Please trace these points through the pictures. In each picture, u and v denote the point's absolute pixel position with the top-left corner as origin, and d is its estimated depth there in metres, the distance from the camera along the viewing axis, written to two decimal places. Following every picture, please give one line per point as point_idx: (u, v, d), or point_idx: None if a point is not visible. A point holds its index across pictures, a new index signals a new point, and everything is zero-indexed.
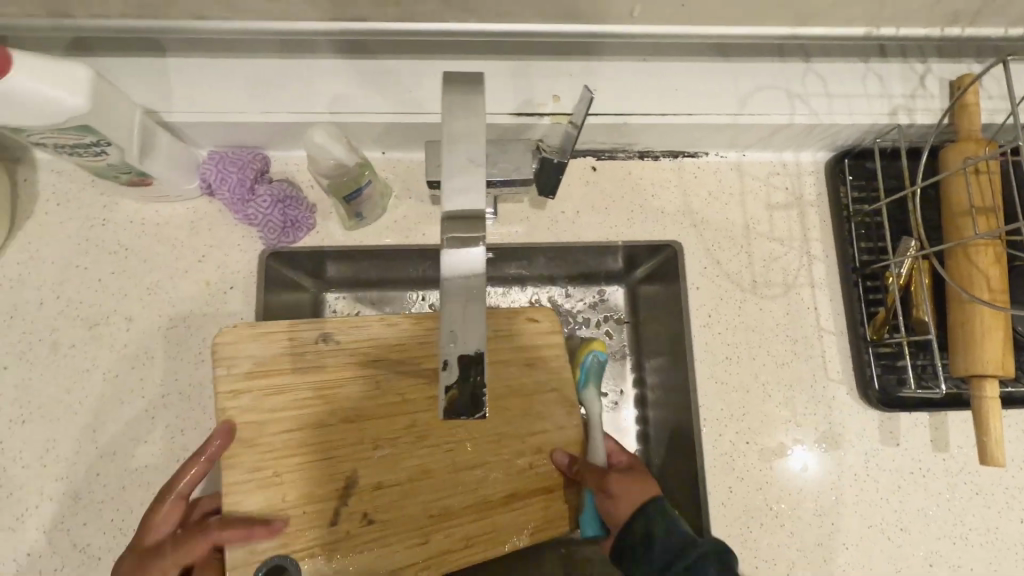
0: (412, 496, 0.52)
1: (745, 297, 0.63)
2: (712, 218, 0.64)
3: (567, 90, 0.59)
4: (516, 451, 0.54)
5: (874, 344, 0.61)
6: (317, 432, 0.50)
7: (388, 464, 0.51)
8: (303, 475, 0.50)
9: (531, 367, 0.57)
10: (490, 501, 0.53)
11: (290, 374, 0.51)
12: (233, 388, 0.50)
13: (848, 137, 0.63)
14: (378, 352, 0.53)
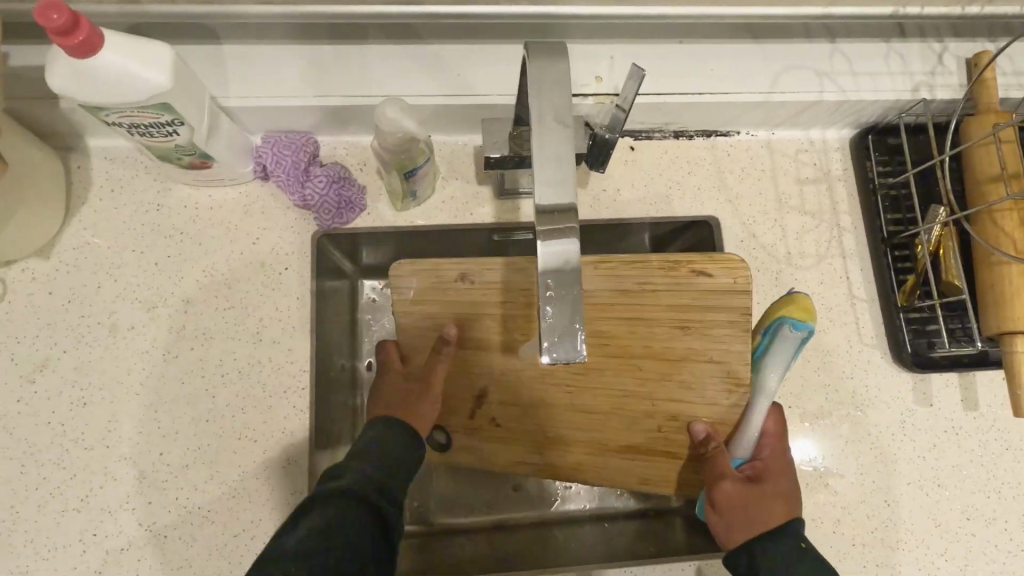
0: (536, 414, 0.57)
1: (780, 268, 0.66)
2: (745, 193, 0.67)
3: (609, 71, 0.62)
4: (649, 404, 0.55)
5: (905, 308, 0.64)
6: (462, 353, 0.56)
7: (520, 388, 0.56)
8: (446, 383, 0.57)
9: (677, 328, 0.53)
10: (607, 442, 0.57)
11: (440, 304, 0.55)
12: (394, 309, 0.56)
13: (873, 113, 0.67)
14: (513, 298, 0.54)
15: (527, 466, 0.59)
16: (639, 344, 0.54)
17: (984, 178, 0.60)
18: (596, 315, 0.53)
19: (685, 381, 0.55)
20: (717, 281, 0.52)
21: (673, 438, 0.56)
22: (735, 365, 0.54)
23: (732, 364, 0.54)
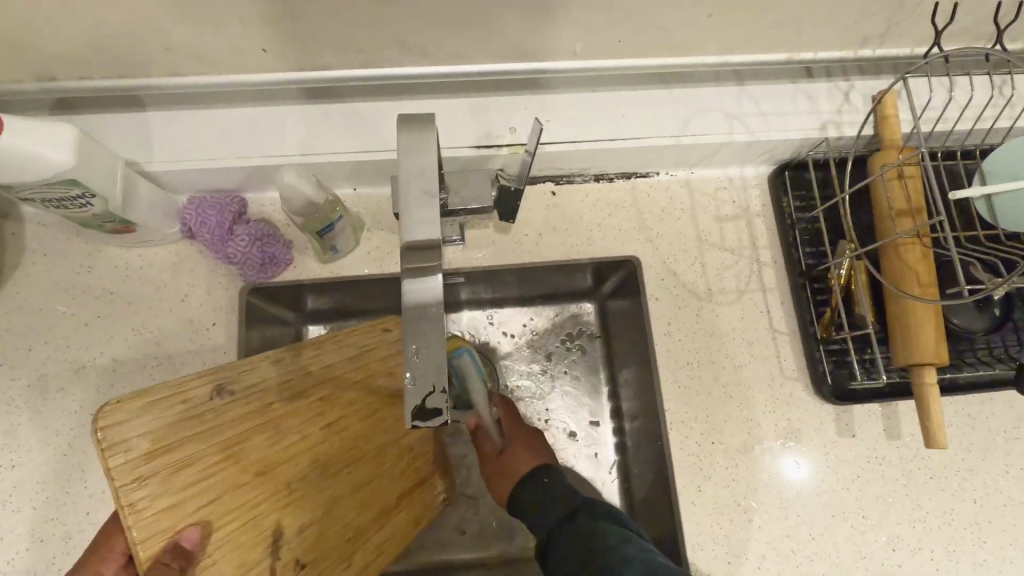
0: (331, 524, 0.52)
1: (701, 305, 0.67)
2: (665, 233, 0.69)
3: (522, 122, 0.64)
4: (393, 455, 0.58)
5: (823, 342, 0.65)
6: (237, 494, 0.47)
7: (307, 503, 0.51)
8: (232, 544, 0.46)
9: (365, 381, 0.58)
10: (388, 505, 0.57)
11: (189, 442, 0.45)
12: (131, 477, 0.42)
13: (785, 151, 0.69)
14: (270, 395, 0.51)
15: None
16: (339, 407, 0.55)
17: (887, 213, 0.61)
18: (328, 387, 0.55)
19: (388, 422, 0.59)
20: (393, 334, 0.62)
21: (417, 471, 0.60)
22: (374, 397, 0.58)
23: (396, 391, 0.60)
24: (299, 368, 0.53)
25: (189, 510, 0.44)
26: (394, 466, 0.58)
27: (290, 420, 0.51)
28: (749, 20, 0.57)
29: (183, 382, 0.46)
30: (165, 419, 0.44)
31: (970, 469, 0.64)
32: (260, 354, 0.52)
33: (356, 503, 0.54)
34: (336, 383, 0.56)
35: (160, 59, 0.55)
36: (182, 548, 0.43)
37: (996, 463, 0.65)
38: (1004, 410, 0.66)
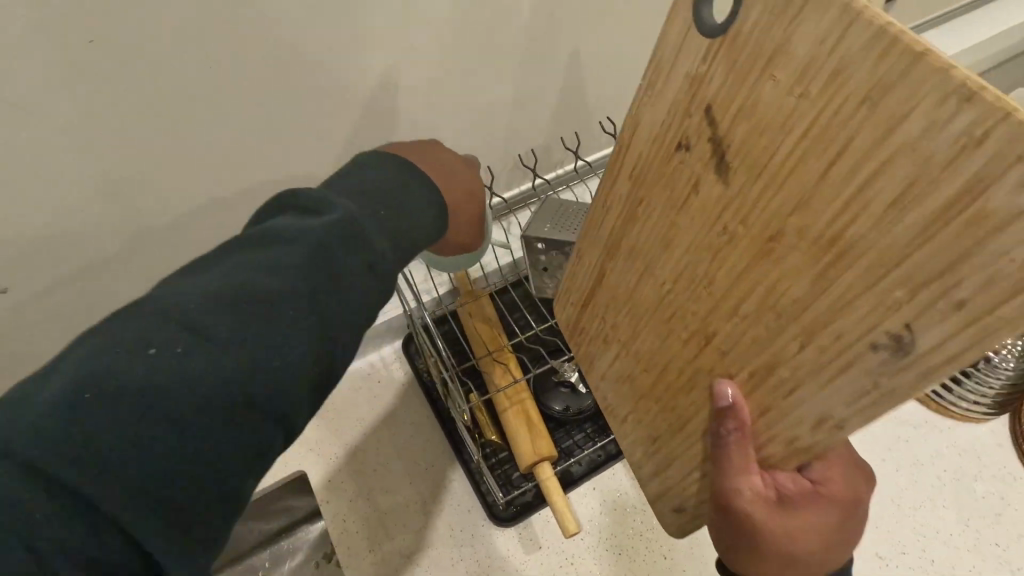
0: (722, 335, 0.37)
1: (371, 488, 0.72)
2: (323, 437, 0.75)
3: None
4: (710, 290, 0.37)
5: (476, 474, 0.70)
6: (657, 308, 0.41)
7: (687, 269, 0.38)
8: (690, 300, 0.38)
9: (721, 310, 0.36)
10: (708, 292, 0.37)
11: (702, 298, 0.37)
12: (728, 314, 0.36)
13: (400, 326, 0.80)
14: (711, 261, 0.36)
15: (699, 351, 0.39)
16: (685, 327, 0.40)
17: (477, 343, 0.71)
18: (733, 276, 0.35)
19: (685, 311, 0.39)
20: (732, 333, 0.36)
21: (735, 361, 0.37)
22: (694, 295, 0.38)
23: (695, 281, 0.37)
24: (673, 331, 0.41)
25: (651, 283, 0.41)
26: (695, 291, 0.38)
27: (683, 257, 0.38)
28: None
29: (614, 293, 0.46)
30: (685, 296, 0.39)
31: (651, 528, 0.69)
32: (733, 312, 0.36)
33: (727, 298, 0.36)
34: (753, 277, 0.33)
35: None
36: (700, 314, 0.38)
37: None
38: None
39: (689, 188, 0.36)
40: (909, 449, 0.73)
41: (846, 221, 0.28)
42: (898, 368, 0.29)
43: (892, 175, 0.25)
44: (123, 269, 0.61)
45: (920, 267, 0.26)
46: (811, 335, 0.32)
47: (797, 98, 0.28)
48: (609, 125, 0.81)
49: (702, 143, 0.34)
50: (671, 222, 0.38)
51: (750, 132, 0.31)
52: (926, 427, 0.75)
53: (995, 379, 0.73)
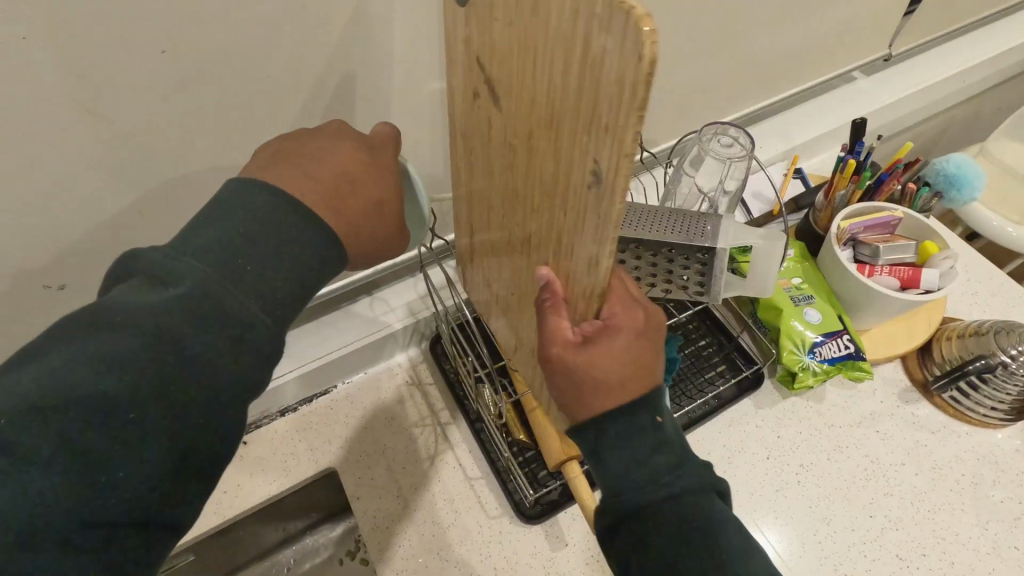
0: (534, 216, 0.46)
1: (400, 485, 0.74)
2: (353, 436, 0.77)
3: None
4: (536, 205, 0.45)
5: (504, 473, 0.72)
6: (515, 235, 0.50)
7: (523, 192, 0.46)
8: (524, 216, 0.47)
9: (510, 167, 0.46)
10: (535, 208, 0.45)
11: (534, 219, 0.46)
12: (524, 183, 0.45)
13: (427, 328, 0.82)
14: (531, 180, 0.44)
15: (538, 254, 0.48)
16: (534, 245, 0.48)
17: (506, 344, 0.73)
18: (535, 178, 0.43)
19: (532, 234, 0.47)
20: (553, 245, 0.44)
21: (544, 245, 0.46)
22: (530, 219, 0.46)
23: (529, 206, 0.46)
24: (528, 254, 0.49)
25: (510, 215, 0.50)
26: (530, 214, 0.46)
27: (520, 185, 0.46)
28: None
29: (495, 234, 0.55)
30: (527, 222, 0.47)
31: None
32: (549, 222, 0.44)
33: (530, 184, 0.44)
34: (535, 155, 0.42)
35: None
36: (540, 239, 0.46)
37: None
38: None
39: (483, 82, 0.45)
40: (927, 454, 0.75)
41: (587, 125, 0.34)
42: (603, 202, 0.35)
43: (596, 88, 0.32)
44: None
45: (607, 154, 0.33)
46: (583, 226, 0.39)
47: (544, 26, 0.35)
48: None
49: (482, 83, 0.46)
50: (488, 110, 0.47)
51: (518, 31, 0.38)
52: (943, 433, 0.77)
53: (1012, 386, 0.72)
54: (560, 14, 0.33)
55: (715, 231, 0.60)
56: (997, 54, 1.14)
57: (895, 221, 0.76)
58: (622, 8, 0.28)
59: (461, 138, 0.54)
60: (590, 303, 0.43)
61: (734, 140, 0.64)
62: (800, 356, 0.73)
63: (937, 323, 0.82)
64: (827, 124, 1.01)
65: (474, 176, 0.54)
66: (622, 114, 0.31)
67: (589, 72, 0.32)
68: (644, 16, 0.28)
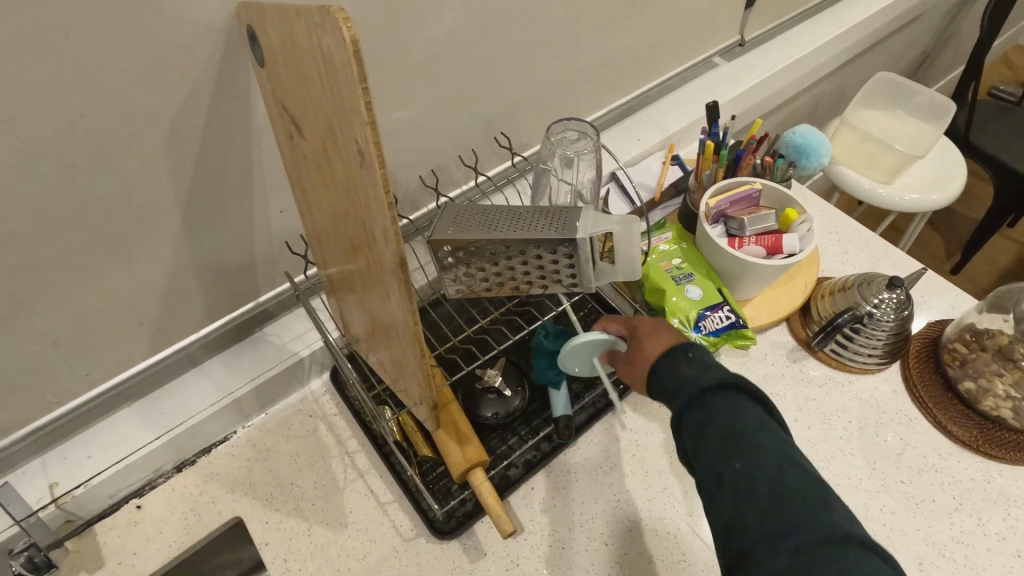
0: (346, 223, 0.49)
1: (310, 524, 0.71)
2: (258, 479, 0.74)
3: (62, 473, 0.69)
4: (343, 214, 0.48)
5: (416, 492, 0.71)
6: (344, 249, 0.53)
7: (333, 205, 0.49)
8: (341, 224, 0.50)
9: (321, 182, 0.50)
10: (344, 217, 0.48)
11: (348, 226, 0.49)
12: (332, 196, 0.48)
13: (325, 358, 0.81)
14: (334, 191, 0.47)
15: (360, 259, 0.51)
16: (355, 251, 0.51)
17: None
18: (335, 186, 0.46)
19: (351, 241, 0.50)
20: (364, 245, 0.48)
21: (362, 250, 0.49)
22: (346, 227, 0.50)
23: (341, 215, 0.49)
24: (357, 264, 0.52)
25: (335, 230, 0.53)
26: (344, 222, 0.49)
27: (330, 200, 0.49)
28: (191, 305, 0.71)
29: (334, 254, 0.57)
30: (345, 232, 0.50)
31: (592, 519, 0.70)
32: (356, 228, 0.47)
33: (335, 195, 0.48)
34: (329, 164, 0.46)
35: None
36: (358, 244, 0.49)
37: (606, 496, 0.72)
38: (591, 451, 0.75)
39: (283, 114, 0.50)
40: (817, 407, 0.79)
41: (342, 119, 0.39)
42: (369, 182, 0.39)
43: (335, 82, 0.37)
44: (16, 326, 0.59)
45: (358, 139, 0.38)
46: (369, 215, 0.42)
47: (296, 53, 0.41)
48: (503, 139, 0.88)
49: (283, 118, 0.50)
50: (293, 140, 0.51)
51: (285, 60, 0.43)
52: (830, 386, 0.81)
53: (882, 332, 0.78)
54: (300, 31, 0.38)
55: (576, 222, 0.62)
56: (843, 31, 1.22)
57: (756, 192, 0.81)
58: (320, 7, 0.34)
59: (289, 172, 0.56)
60: (398, 286, 0.44)
61: (580, 135, 0.68)
62: (687, 332, 0.76)
63: (812, 283, 0.87)
64: (697, 110, 1.06)
65: (305, 203, 0.57)
66: (354, 98, 0.35)
67: (327, 68, 0.37)
68: (339, 10, 0.34)
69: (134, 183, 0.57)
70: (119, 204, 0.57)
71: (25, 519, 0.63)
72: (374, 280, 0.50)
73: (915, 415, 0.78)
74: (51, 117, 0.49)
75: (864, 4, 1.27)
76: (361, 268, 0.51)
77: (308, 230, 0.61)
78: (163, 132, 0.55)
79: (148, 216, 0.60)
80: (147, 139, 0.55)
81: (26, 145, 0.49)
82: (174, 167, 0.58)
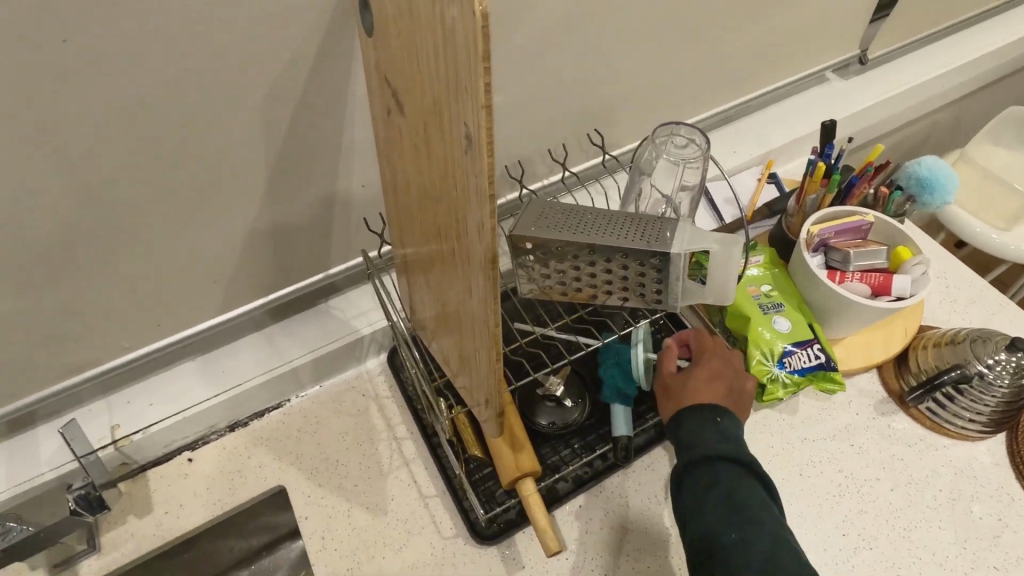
0: (435, 207, 0.46)
1: (351, 506, 0.70)
2: (306, 451, 0.74)
3: (124, 417, 0.70)
4: (434, 197, 0.46)
5: (461, 491, 0.68)
6: (427, 232, 0.51)
7: (425, 187, 0.47)
8: (429, 208, 0.48)
9: (414, 161, 0.47)
10: (434, 200, 0.46)
11: (436, 210, 0.46)
12: (425, 177, 0.46)
13: (385, 339, 0.79)
14: (428, 172, 0.45)
15: (444, 246, 0.48)
16: (439, 237, 0.48)
17: None
18: (430, 167, 0.44)
19: (437, 227, 0.48)
20: (452, 233, 0.45)
21: (447, 237, 0.47)
22: (434, 212, 0.47)
23: (431, 198, 0.46)
24: (439, 250, 0.50)
25: (421, 212, 0.50)
26: (433, 205, 0.47)
27: (421, 181, 0.47)
28: (263, 269, 0.71)
29: (414, 237, 0.55)
30: (432, 216, 0.48)
31: (641, 550, 0.66)
32: (446, 214, 0.44)
33: (429, 176, 0.45)
34: (427, 142, 0.43)
35: None
36: (444, 231, 0.46)
37: (656, 528, 0.67)
38: (648, 477, 0.70)
39: (384, 85, 0.47)
40: (904, 469, 0.72)
41: (454, 98, 0.36)
42: (473, 170, 0.36)
43: (452, 57, 0.34)
44: (100, 270, 0.60)
45: (468, 123, 0.35)
46: (465, 203, 0.40)
47: (413, 22, 0.38)
48: (594, 136, 0.84)
49: (384, 91, 0.48)
50: (391, 114, 0.48)
51: (399, 30, 0.41)
52: (921, 447, 0.74)
53: (991, 397, 0.69)
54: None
55: (670, 235, 0.58)
56: (977, 57, 1.11)
57: (867, 225, 0.74)
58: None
59: (380, 147, 0.55)
60: (483, 283, 0.42)
61: (688, 141, 0.63)
62: (769, 366, 0.70)
63: (914, 331, 0.79)
64: (802, 127, 0.99)
65: (392, 181, 0.55)
66: (473, 77, 0.32)
67: (445, 40, 0.34)
68: None
69: (226, 143, 0.56)
70: (209, 162, 0.57)
71: (85, 457, 0.64)
72: (456, 270, 0.47)
73: (1018, 495, 0.70)
74: (157, 68, 0.49)
75: (1004, 30, 1.15)
76: (443, 255, 0.49)
77: (390, 208, 0.60)
78: (260, 94, 0.54)
79: (234, 176, 0.59)
80: (244, 100, 0.54)
81: (130, 94, 0.49)
82: (266, 130, 0.57)
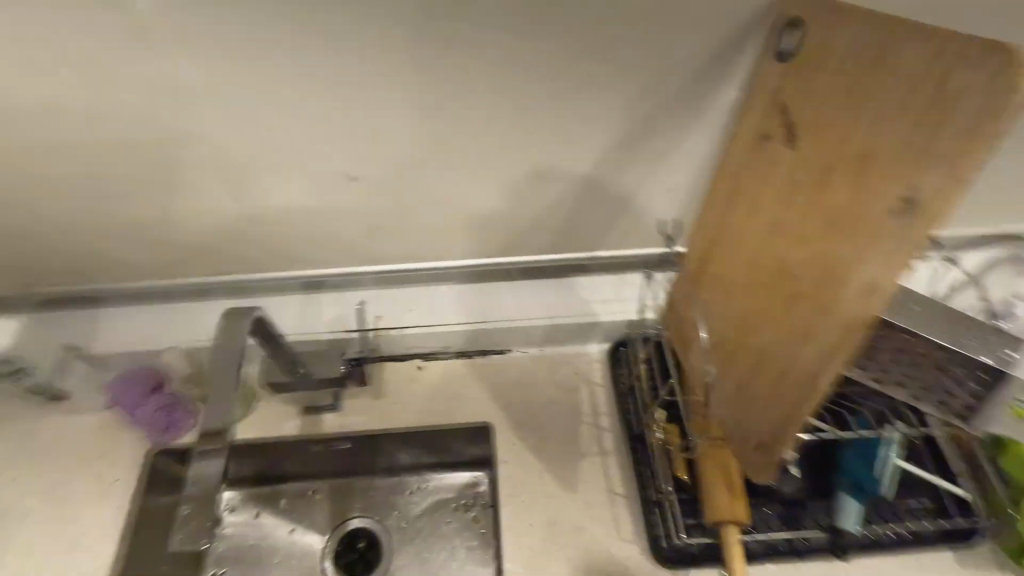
0: (809, 227, 0.52)
1: (543, 469, 0.74)
2: (516, 403, 0.79)
3: (387, 311, 0.81)
4: (812, 217, 0.52)
5: (652, 504, 0.69)
6: (770, 246, 0.56)
7: (799, 207, 0.53)
8: (793, 225, 0.53)
9: (792, 179, 0.53)
10: (813, 222, 0.51)
11: (810, 230, 0.52)
12: (809, 195, 0.52)
13: (617, 331, 0.81)
14: (820, 189, 0.51)
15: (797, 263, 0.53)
16: (794, 255, 0.54)
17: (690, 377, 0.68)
18: (828, 190, 0.50)
19: (795, 246, 0.53)
20: (834, 255, 0.50)
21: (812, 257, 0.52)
22: (799, 231, 0.53)
23: (807, 219, 0.52)
24: (780, 266, 0.55)
25: (770, 227, 0.55)
26: (806, 225, 0.52)
27: (795, 199, 0.53)
28: (544, 230, 0.75)
29: (736, 246, 0.60)
30: (791, 232, 0.54)
31: None
32: (830, 236, 0.50)
33: (816, 201, 0.51)
34: (834, 169, 0.49)
35: (107, 270, 0.76)
36: (814, 252, 0.52)
37: None
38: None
39: (781, 111, 0.53)
40: None
41: (937, 126, 0.43)
42: (944, 200, 0.43)
43: (965, 102, 0.41)
44: (429, 188, 0.68)
45: (960, 142, 0.42)
46: (906, 221, 0.45)
47: (886, 66, 0.45)
48: None
49: (774, 115, 0.54)
50: (774, 135, 0.54)
51: (842, 67, 0.48)
52: None
53: None
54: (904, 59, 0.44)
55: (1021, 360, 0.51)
56: None
57: None
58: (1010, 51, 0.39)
59: (730, 154, 0.60)
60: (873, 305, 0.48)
61: None
62: None
63: None
64: None
65: (732, 186, 0.60)
66: (986, 130, 0.41)
67: (932, 106, 0.43)
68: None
69: (579, 114, 0.60)
70: (557, 126, 0.61)
71: None
72: (815, 290, 0.52)
73: None
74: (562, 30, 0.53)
75: None
76: (790, 273, 0.54)
77: (709, 209, 0.65)
78: (632, 78, 0.57)
79: (569, 144, 0.63)
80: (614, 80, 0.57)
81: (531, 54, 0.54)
82: (617, 112, 0.60)
